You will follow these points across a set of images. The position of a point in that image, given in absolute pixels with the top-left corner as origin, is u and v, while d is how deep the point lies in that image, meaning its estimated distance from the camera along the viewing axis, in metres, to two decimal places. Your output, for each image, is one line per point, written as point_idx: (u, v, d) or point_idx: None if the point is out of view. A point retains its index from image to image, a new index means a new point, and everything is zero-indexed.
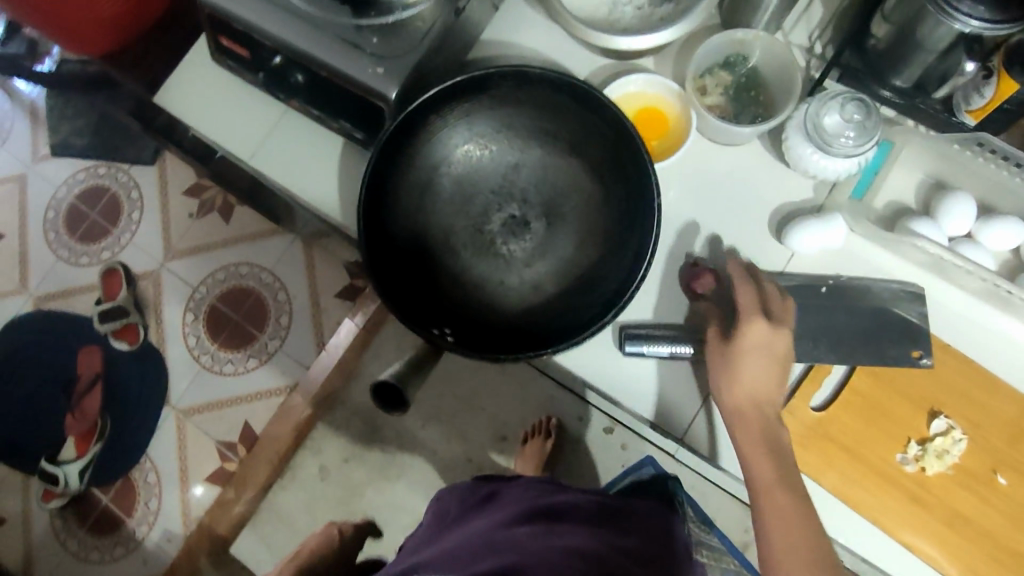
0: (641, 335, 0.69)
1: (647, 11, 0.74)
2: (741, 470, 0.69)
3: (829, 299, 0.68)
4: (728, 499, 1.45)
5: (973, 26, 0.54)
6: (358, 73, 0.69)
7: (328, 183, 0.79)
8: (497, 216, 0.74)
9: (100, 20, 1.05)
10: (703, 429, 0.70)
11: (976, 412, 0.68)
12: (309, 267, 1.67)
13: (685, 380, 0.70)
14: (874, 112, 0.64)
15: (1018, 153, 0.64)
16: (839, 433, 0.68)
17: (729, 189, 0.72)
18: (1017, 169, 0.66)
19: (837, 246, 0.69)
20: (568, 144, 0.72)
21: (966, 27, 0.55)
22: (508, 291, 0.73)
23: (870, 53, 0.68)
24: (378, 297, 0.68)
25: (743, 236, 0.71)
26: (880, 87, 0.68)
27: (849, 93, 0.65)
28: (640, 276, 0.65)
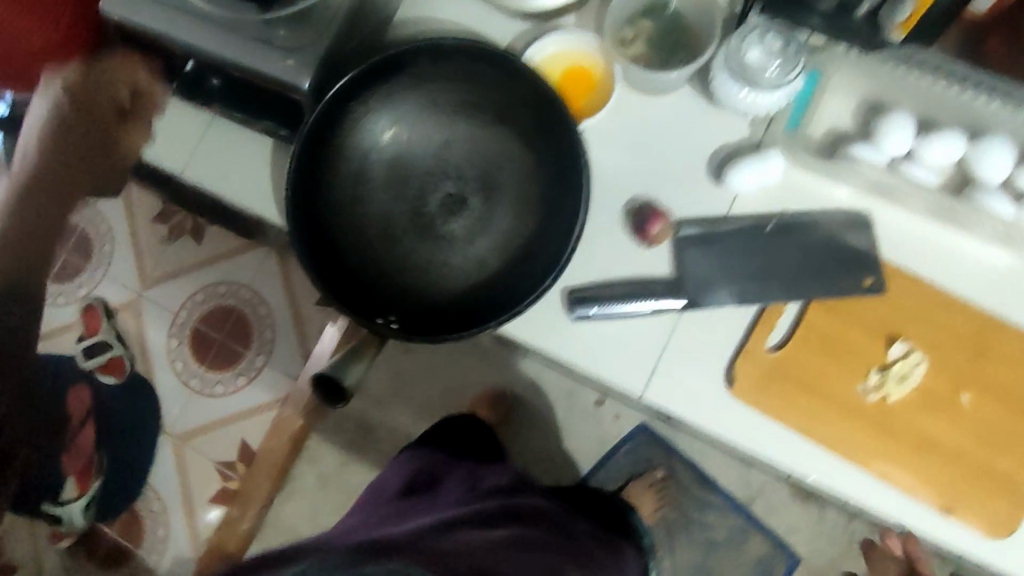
0: (590, 298, 0.68)
1: None
2: (705, 421, 0.67)
3: (773, 240, 0.68)
4: (726, 455, 1.44)
5: None
6: (269, 69, 0.67)
7: (264, 185, 0.78)
8: (434, 197, 0.73)
9: None
10: (665, 383, 0.68)
11: (936, 332, 0.66)
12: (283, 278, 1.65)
13: (640, 338, 0.69)
14: (792, 39, 0.65)
15: (950, 63, 0.63)
16: (797, 369, 0.66)
17: (665, 141, 0.72)
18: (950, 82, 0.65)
19: (778, 182, 0.68)
20: (493, 114, 0.71)
21: None
22: (453, 272, 0.72)
23: None
24: (319, 293, 0.67)
25: (682, 188, 0.71)
26: None
27: (766, 23, 0.65)
28: (576, 239, 0.63)
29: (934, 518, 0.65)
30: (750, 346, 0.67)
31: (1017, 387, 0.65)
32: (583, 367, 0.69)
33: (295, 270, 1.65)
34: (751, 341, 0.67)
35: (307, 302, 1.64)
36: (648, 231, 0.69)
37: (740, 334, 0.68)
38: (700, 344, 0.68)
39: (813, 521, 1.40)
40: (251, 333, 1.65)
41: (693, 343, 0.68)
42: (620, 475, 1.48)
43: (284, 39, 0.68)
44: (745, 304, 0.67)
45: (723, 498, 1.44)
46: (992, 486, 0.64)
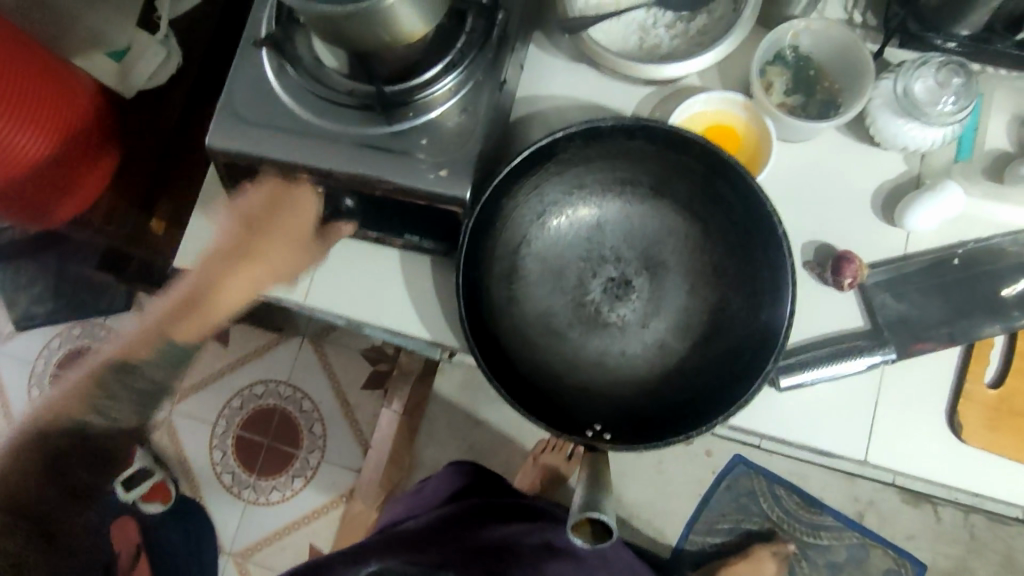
0: (792, 366, 0.64)
1: (680, 28, 0.70)
2: (938, 474, 0.64)
3: (963, 271, 0.65)
4: (828, 472, 1.41)
5: None
6: (416, 181, 0.62)
7: (391, 294, 0.72)
8: (595, 284, 0.69)
9: (54, 189, 0.87)
10: (889, 440, 0.64)
11: None
12: (331, 369, 1.57)
13: (849, 396, 0.65)
14: (970, 73, 0.62)
15: None
16: (1015, 401, 0.64)
17: (826, 184, 0.68)
18: None
19: (957, 214, 0.66)
20: (648, 187, 0.68)
21: None
22: (635, 360, 0.67)
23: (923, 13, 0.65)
24: (514, 411, 0.60)
25: (855, 227, 0.67)
26: (944, 40, 0.65)
27: (941, 58, 0.63)
28: (791, 311, 0.59)
29: None
30: (970, 387, 0.64)
31: None
32: (796, 437, 0.65)
33: (343, 359, 1.57)
34: (968, 381, 0.64)
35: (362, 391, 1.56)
36: (841, 279, 0.64)
37: (953, 377, 0.65)
38: (915, 393, 0.64)
39: (931, 522, 1.37)
40: (305, 432, 1.55)
41: (906, 394, 0.65)
42: (723, 511, 1.42)
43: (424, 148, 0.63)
44: (954, 345, 0.64)
45: (836, 517, 1.39)
46: None
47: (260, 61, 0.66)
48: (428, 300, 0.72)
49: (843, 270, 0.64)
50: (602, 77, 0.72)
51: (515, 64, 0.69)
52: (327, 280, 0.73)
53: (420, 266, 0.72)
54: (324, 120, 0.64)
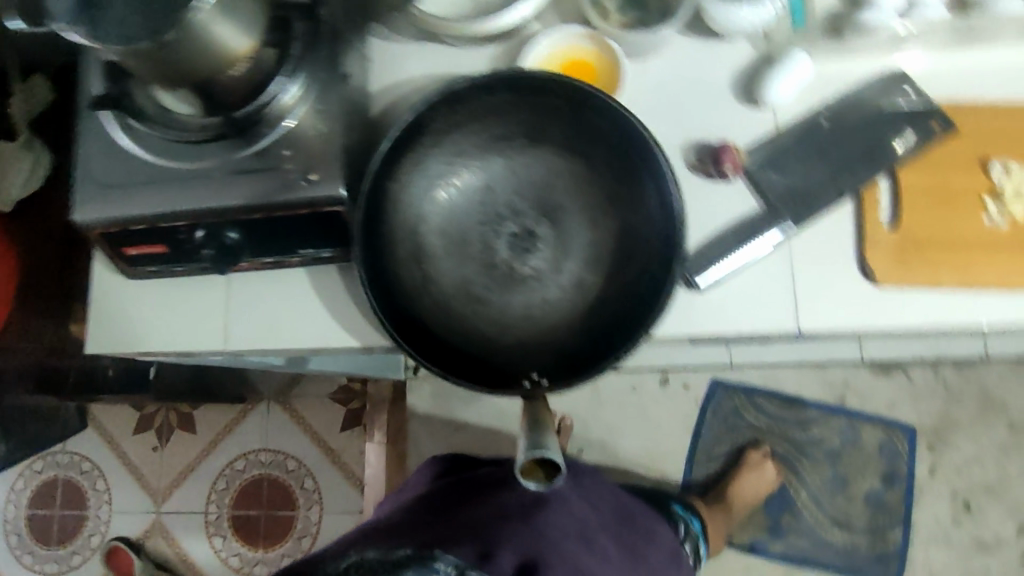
0: (701, 264, 0.66)
1: None
2: (869, 320, 0.66)
3: (834, 127, 0.68)
4: (799, 368, 1.45)
5: None
6: (291, 190, 0.62)
7: (313, 316, 0.72)
8: (501, 243, 0.69)
9: None
10: (814, 304, 0.66)
11: (1020, 143, 0.67)
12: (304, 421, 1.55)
13: (765, 275, 0.66)
14: None
15: None
16: (918, 231, 0.66)
17: (686, 86, 0.70)
18: None
19: (810, 80, 0.69)
20: (524, 135, 0.68)
21: None
22: (559, 303, 0.67)
23: None
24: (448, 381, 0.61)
25: (724, 120, 0.69)
26: None
27: None
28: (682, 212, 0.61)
29: None
30: (871, 234, 0.66)
31: None
32: (730, 330, 0.66)
33: (312, 407, 1.55)
34: (869, 227, 0.66)
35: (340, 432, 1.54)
36: (723, 169, 0.67)
37: (853, 230, 0.67)
38: (823, 255, 0.66)
39: (905, 386, 1.42)
40: (298, 491, 1.52)
41: (815, 259, 0.67)
42: (717, 436, 1.45)
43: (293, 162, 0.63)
44: (843, 199, 0.66)
45: (820, 408, 1.43)
46: None
47: (107, 127, 0.66)
48: (348, 311, 0.72)
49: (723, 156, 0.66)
50: (447, 48, 0.72)
51: (359, 60, 0.70)
52: (245, 321, 0.72)
53: (334, 280, 0.72)
54: (181, 163, 0.64)
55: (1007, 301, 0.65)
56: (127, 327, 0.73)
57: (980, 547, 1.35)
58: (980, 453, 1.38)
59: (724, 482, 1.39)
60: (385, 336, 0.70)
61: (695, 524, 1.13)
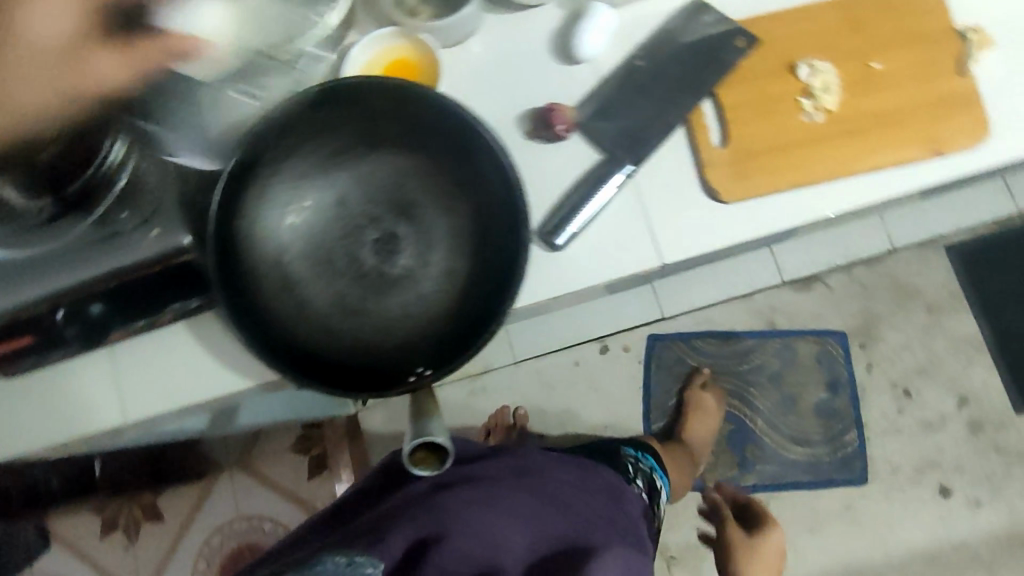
0: (559, 223, 0.67)
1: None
2: (723, 237, 0.69)
3: (652, 68, 0.70)
4: (728, 304, 1.48)
5: None
6: (140, 249, 0.63)
7: (205, 365, 0.72)
8: (365, 251, 0.70)
9: None
10: (671, 234, 0.69)
11: (822, 39, 0.69)
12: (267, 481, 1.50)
13: (619, 220, 0.69)
14: None
15: None
16: (750, 144, 0.69)
17: (506, 62, 0.73)
18: None
19: (618, 25, 0.71)
20: (361, 144, 0.69)
21: None
22: (432, 295, 0.69)
23: None
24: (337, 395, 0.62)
25: (547, 86, 0.72)
26: None
27: None
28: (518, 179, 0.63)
29: (936, 164, 0.68)
30: (706, 157, 0.68)
31: (908, 25, 0.69)
32: (601, 278, 0.68)
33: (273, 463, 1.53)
34: (703, 152, 0.69)
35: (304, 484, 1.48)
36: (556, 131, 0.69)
37: (690, 157, 0.70)
38: (668, 188, 0.69)
39: (827, 295, 1.47)
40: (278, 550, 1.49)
41: (661, 193, 0.69)
42: (667, 387, 1.49)
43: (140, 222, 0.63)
44: (672, 130, 0.69)
45: (754, 335, 1.48)
46: (952, 108, 0.68)
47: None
48: (240, 355, 0.72)
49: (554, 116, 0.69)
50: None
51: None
52: (142, 389, 0.72)
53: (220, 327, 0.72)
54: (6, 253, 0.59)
55: (845, 187, 0.68)
56: (21, 424, 0.72)
57: (926, 427, 1.42)
58: (905, 340, 1.46)
59: (679, 428, 1.43)
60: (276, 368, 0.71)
61: (647, 459, 1.23)
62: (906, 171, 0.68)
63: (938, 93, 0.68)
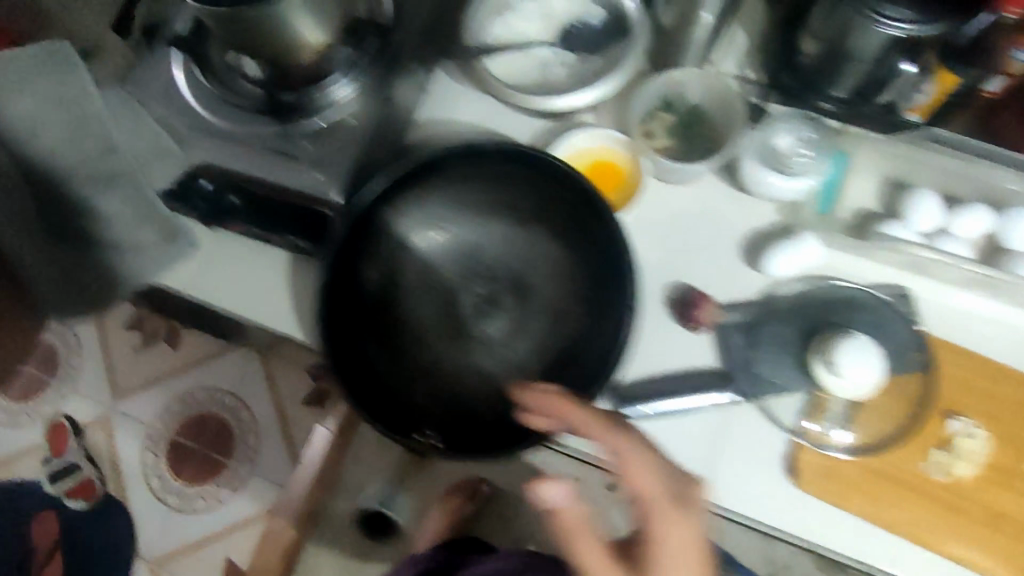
0: (638, 395, 0.65)
1: (577, 66, 0.77)
2: (780, 514, 0.64)
3: (817, 316, 0.67)
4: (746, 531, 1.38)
5: (906, 28, 0.58)
6: (294, 181, 0.65)
7: (274, 305, 0.73)
8: (466, 298, 0.70)
9: None
10: (730, 477, 0.64)
11: (991, 405, 0.64)
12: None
13: (692, 433, 0.65)
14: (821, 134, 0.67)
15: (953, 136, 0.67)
16: (867, 455, 0.64)
17: (692, 220, 0.71)
18: (977, 155, 0.68)
19: (816, 264, 0.68)
20: (526, 214, 0.70)
21: (900, 31, 0.59)
22: (456, 379, 0.68)
23: (803, 72, 0.71)
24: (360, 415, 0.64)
25: (717, 270, 0.69)
26: (820, 99, 0.71)
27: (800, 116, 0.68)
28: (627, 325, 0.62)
29: None
30: (810, 436, 0.64)
31: None
32: None
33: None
34: (811, 425, 0.64)
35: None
36: (696, 318, 0.66)
37: (798, 422, 0.64)
38: (757, 436, 0.65)
39: None
40: None
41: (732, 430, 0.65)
42: None
43: (324, 154, 0.66)
44: (792, 392, 0.65)
45: None
46: None
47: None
48: (279, 287, 0.73)
49: (847, 347, 0.61)
50: (501, 107, 0.78)
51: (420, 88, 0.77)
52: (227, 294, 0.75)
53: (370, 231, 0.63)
54: (240, 125, 0.68)
55: (913, 552, 0.63)
56: None
57: None
58: None
59: None
60: None
61: None
62: None
63: None
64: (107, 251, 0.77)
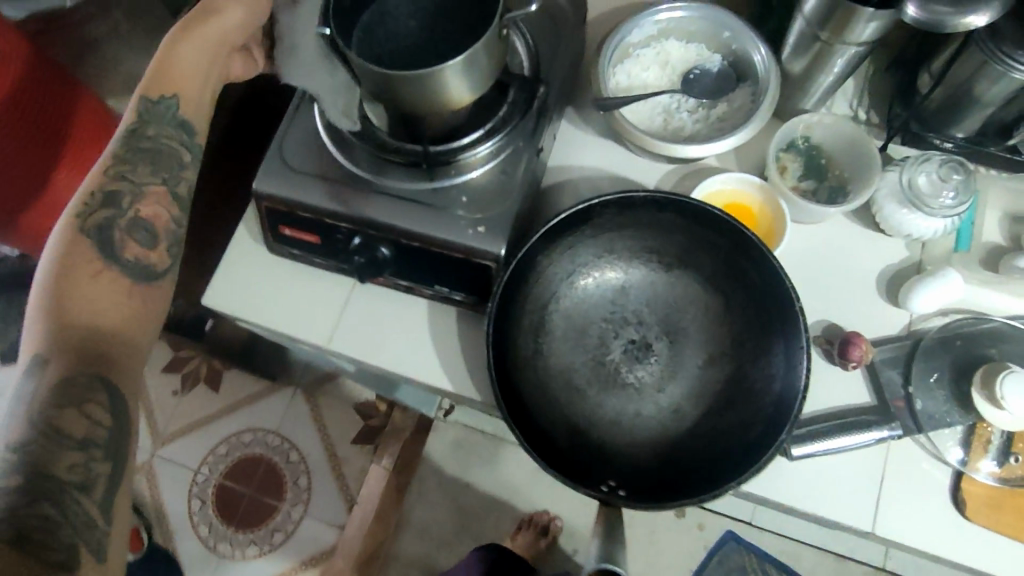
0: (802, 435, 0.66)
1: (704, 113, 0.76)
2: (954, 547, 0.64)
3: (966, 350, 0.69)
4: (818, 552, 1.39)
5: None
6: (454, 236, 0.67)
7: (419, 354, 0.74)
8: (616, 342, 0.71)
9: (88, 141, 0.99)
10: (899, 511, 0.65)
11: None
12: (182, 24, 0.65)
13: (857, 469, 0.66)
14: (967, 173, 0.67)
15: None
16: None
17: (834, 259, 0.73)
18: None
19: (958, 300, 0.70)
20: (673, 258, 0.72)
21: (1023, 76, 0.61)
22: (620, 425, 0.69)
23: (922, 109, 0.72)
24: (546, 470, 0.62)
25: (864, 313, 0.71)
26: (941, 139, 0.72)
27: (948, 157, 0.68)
28: (807, 368, 0.62)
29: None
30: (973, 468, 0.66)
31: None
32: (807, 510, 0.66)
33: (189, 60, 0.64)
34: (973, 456, 0.66)
35: (126, 217, 0.58)
36: (851, 361, 0.67)
37: (959, 454, 0.66)
38: (920, 470, 0.66)
39: None
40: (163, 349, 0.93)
41: (895, 464, 0.66)
42: None
43: (479, 208, 0.68)
44: (951, 425, 0.67)
45: None
46: None
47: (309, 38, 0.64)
48: (423, 336, 0.75)
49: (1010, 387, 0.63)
50: (627, 152, 0.77)
51: (549, 135, 0.75)
52: (369, 343, 0.75)
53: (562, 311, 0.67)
54: (394, 181, 0.70)
55: None
56: (267, 287, 0.77)
57: None
58: None
59: None
60: (479, 392, 0.72)
61: None
62: None
63: None
64: (241, 302, 0.77)
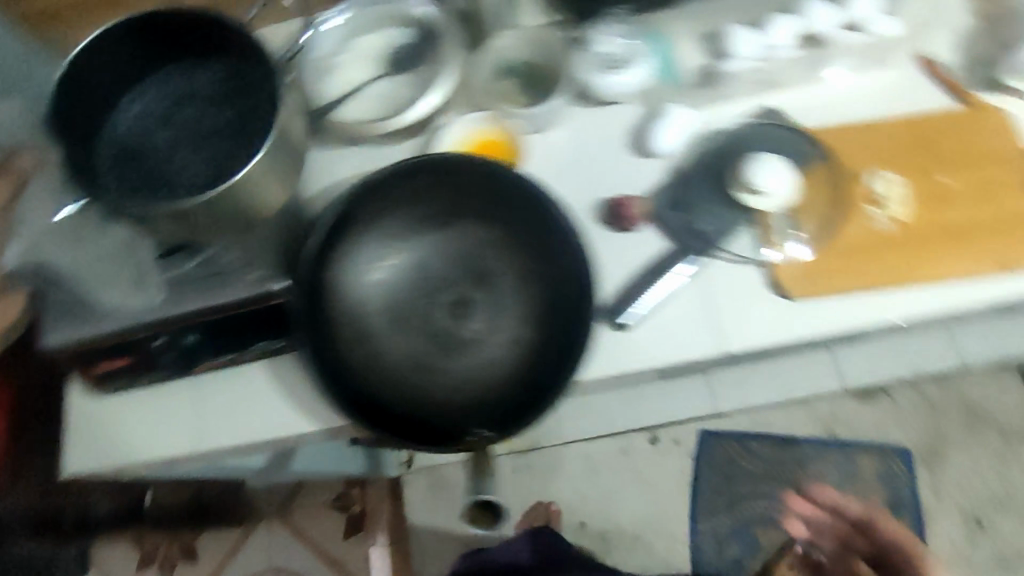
0: (623, 305, 0.71)
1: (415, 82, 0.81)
2: (794, 324, 0.70)
3: (721, 163, 0.74)
4: (783, 407, 1.45)
5: None
6: (239, 292, 0.67)
7: (281, 413, 0.75)
8: (438, 312, 0.74)
9: None
10: (734, 321, 0.70)
11: (889, 152, 0.73)
12: None
13: (685, 307, 0.71)
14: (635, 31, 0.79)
15: None
16: (830, 243, 0.71)
17: (583, 145, 0.77)
18: None
19: (696, 126, 0.76)
20: (450, 213, 0.75)
21: None
22: (474, 377, 0.72)
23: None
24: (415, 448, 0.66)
25: (627, 177, 0.76)
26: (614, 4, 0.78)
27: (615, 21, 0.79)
28: None
29: (1003, 283, 0.69)
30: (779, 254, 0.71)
31: (979, 147, 0.72)
32: (660, 363, 0.70)
33: None
34: (772, 244, 0.72)
35: None
36: (628, 221, 0.73)
37: (759, 249, 0.72)
38: (735, 279, 0.71)
39: (893, 409, 1.42)
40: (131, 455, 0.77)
41: (712, 287, 0.71)
42: (716, 488, 1.43)
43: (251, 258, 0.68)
44: (739, 230, 0.72)
45: (813, 444, 1.43)
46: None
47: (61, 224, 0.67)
48: (279, 395, 0.75)
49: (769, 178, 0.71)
50: (369, 146, 0.80)
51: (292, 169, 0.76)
52: (233, 427, 0.75)
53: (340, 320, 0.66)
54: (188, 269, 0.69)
55: (915, 295, 0.70)
56: (117, 430, 0.77)
57: (1002, 565, 1.32)
58: (978, 466, 1.38)
59: None
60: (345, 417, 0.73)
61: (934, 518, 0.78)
62: (973, 281, 0.69)
63: (1010, 212, 0.70)
64: (99, 455, 0.76)
